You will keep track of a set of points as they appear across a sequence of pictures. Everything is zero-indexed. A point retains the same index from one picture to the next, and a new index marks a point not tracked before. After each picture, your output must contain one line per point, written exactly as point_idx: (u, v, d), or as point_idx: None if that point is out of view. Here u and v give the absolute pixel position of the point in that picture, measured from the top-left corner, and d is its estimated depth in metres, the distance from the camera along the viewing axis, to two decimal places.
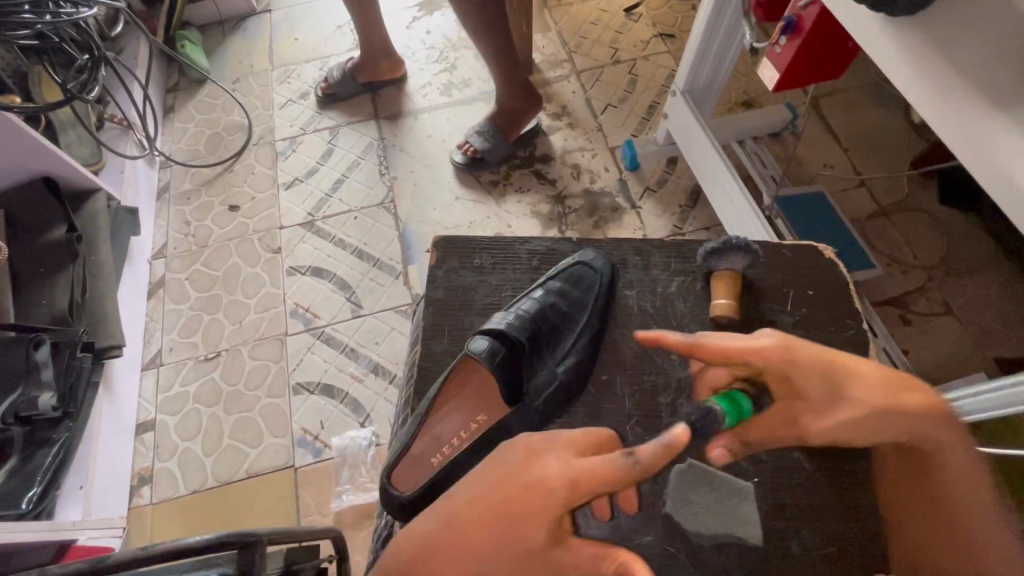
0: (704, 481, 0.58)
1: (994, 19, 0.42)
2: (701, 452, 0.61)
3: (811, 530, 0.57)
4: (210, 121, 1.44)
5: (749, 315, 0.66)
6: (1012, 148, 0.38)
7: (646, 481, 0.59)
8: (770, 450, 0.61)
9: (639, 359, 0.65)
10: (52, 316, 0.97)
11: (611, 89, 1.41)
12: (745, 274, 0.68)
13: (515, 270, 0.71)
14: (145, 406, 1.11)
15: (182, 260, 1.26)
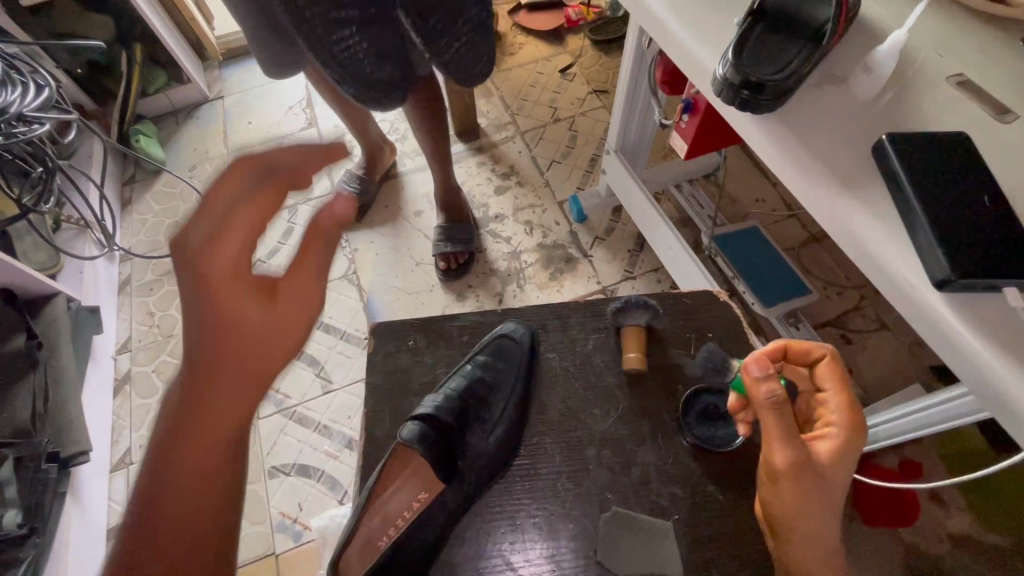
0: (628, 525, 0.58)
1: (837, 109, 0.50)
2: (626, 497, 0.60)
3: (736, 558, 0.56)
4: (169, 211, 1.47)
5: (657, 361, 0.69)
6: (861, 223, 0.45)
7: (580, 530, 0.58)
8: (689, 487, 0.60)
9: (564, 419, 0.65)
10: (14, 429, 0.96)
11: (553, 146, 1.50)
12: (651, 327, 0.71)
13: (450, 347, 0.73)
14: (116, 508, 1.09)
15: (148, 352, 1.26)
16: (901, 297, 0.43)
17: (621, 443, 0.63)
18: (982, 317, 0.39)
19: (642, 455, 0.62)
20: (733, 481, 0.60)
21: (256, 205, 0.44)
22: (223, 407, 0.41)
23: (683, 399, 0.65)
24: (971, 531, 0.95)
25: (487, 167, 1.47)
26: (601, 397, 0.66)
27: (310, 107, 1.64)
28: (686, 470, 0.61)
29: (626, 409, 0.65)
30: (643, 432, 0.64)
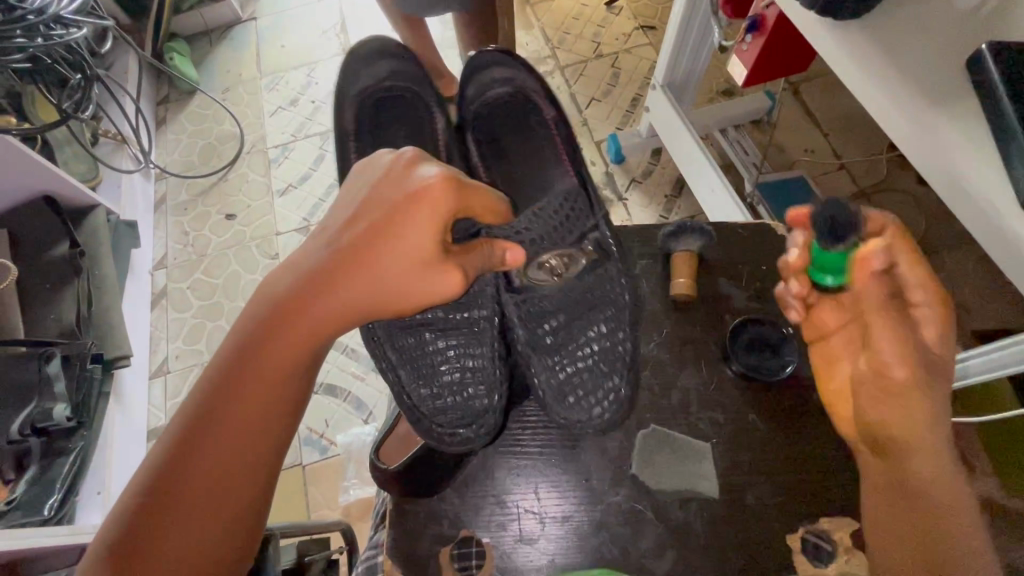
0: (666, 443, 0.58)
1: (932, 19, 0.46)
2: (663, 417, 0.60)
3: (769, 484, 0.56)
4: (202, 132, 1.46)
5: (704, 288, 0.66)
6: (948, 140, 0.42)
7: (615, 446, 0.58)
8: (727, 413, 0.60)
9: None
10: (61, 330, 1.01)
11: (594, 83, 1.43)
12: (703, 253, 0.67)
13: None
14: (156, 413, 1.15)
15: (183, 269, 1.29)
16: (984, 222, 0.41)
17: (662, 366, 0.62)
18: None
19: (683, 379, 0.61)
20: (774, 411, 0.59)
21: (403, 193, 0.43)
22: (274, 365, 0.42)
23: (732, 326, 0.63)
24: None
25: None
26: (648, 319, 0.65)
27: (343, 32, 1.58)
28: (728, 397, 0.60)
29: (668, 334, 0.64)
30: (686, 358, 0.62)
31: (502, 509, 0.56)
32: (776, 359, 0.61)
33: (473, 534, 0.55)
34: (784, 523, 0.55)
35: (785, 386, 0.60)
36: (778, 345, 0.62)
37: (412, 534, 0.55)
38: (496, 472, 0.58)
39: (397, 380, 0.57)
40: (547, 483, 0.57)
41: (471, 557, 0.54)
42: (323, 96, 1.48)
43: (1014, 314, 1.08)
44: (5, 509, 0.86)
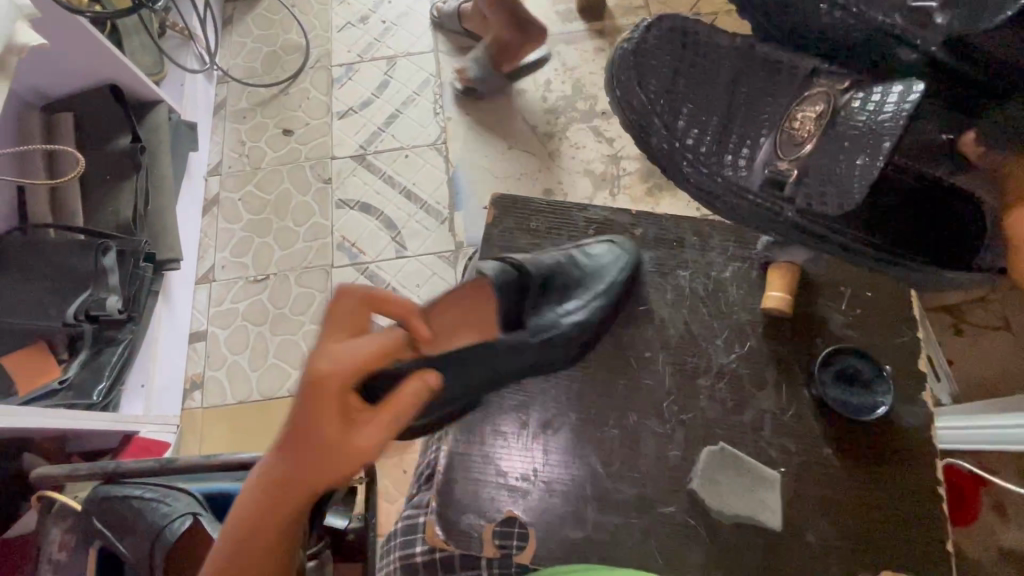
0: (731, 466, 0.60)
1: None
2: (732, 436, 0.63)
3: (828, 523, 0.60)
4: (268, 38, 1.41)
5: (802, 309, 0.67)
6: None
7: (676, 456, 0.62)
8: (802, 445, 0.62)
9: (684, 340, 0.67)
10: (118, 224, 1.03)
11: None
12: (804, 267, 0.67)
13: (571, 237, 0.71)
14: (198, 318, 1.17)
15: (236, 180, 1.28)
16: None
17: (739, 381, 0.65)
18: None
19: (759, 400, 0.64)
20: (850, 450, 0.61)
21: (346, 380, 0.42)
22: (247, 551, 0.41)
23: (824, 354, 0.64)
24: None
25: (605, 56, 1.32)
26: (732, 329, 0.67)
27: None
28: (806, 426, 0.62)
29: (753, 348, 0.66)
30: (765, 376, 0.65)
31: (549, 495, 0.61)
32: (867, 398, 0.62)
33: (515, 516, 0.59)
34: (842, 565, 0.59)
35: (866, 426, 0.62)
36: (870, 382, 0.63)
37: (459, 507, 0.59)
38: (516, 451, 0.62)
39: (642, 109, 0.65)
40: (563, 464, 0.62)
41: (512, 539, 0.58)
42: (394, 17, 1.40)
43: None
44: (59, 387, 0.90)
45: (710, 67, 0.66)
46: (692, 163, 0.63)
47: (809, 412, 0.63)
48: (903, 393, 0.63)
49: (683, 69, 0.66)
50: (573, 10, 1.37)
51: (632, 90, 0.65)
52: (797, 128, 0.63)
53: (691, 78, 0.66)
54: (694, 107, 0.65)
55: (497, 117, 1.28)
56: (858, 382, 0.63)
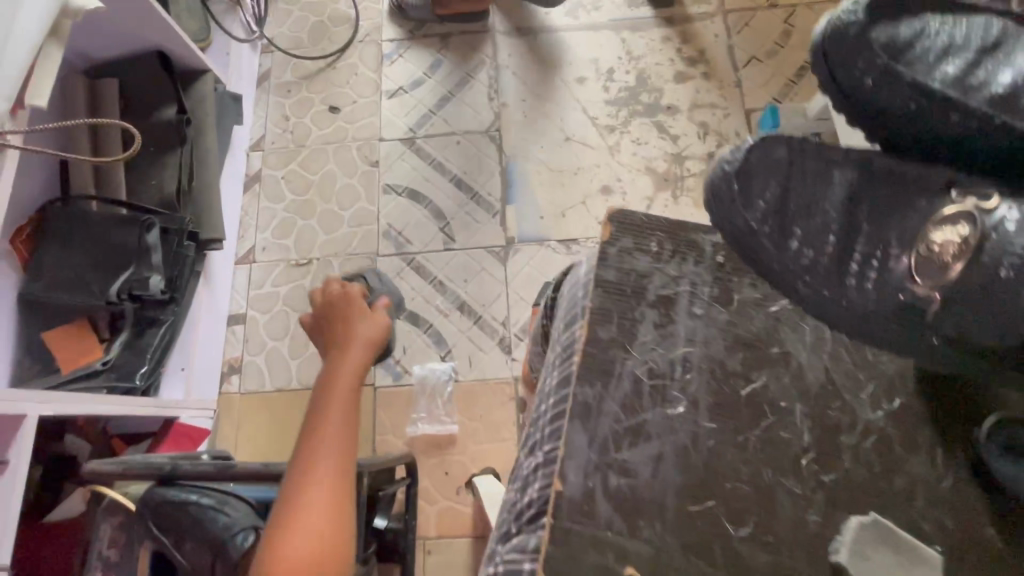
0: (889, 545, 0.46)
1: None
2: (886, 508, 0.49)
3: None
4: (315, 8, 1.34)
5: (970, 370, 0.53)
6: None
7: (815, 525, 0.48)
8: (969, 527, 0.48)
9: (826, 391, 0.52)
10: (161, 199, 0.98)
11: (760, 39, 1.23)
12: None
13: (699, 264, 0.55)
14: (237, 300, 1.14)
15: (279, 157, 1.23)
16: None
17: (890, 444, 0.51)
18: None
19: (913, 467, 0.50)
20: None
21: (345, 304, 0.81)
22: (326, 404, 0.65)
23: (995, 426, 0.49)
24: None
25: (673, 46, 1.24)
26: (881, 381, 0.53)
27: None
28: (971, 503, 0.49)
29: (905, 407, 0.52)
30: (917, 440, 0.51)
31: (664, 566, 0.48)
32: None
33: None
34: None
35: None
36: None
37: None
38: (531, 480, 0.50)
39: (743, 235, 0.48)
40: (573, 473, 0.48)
41: None
42: None
43: None
44: (101, 368, 0.87)
45: (822, 179, 0.46)
46: (809, 286, 0.47)
47: (972, 483, 0.50)
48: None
49: (789, 171, 0.47)
50: None
51: (729, 210, 0.47)
52: (938, 251, 0.40)
53: (795, 180, 0.46)
54: (807, 218, 0.46)
55: (555, 107, 1.21)
56: None
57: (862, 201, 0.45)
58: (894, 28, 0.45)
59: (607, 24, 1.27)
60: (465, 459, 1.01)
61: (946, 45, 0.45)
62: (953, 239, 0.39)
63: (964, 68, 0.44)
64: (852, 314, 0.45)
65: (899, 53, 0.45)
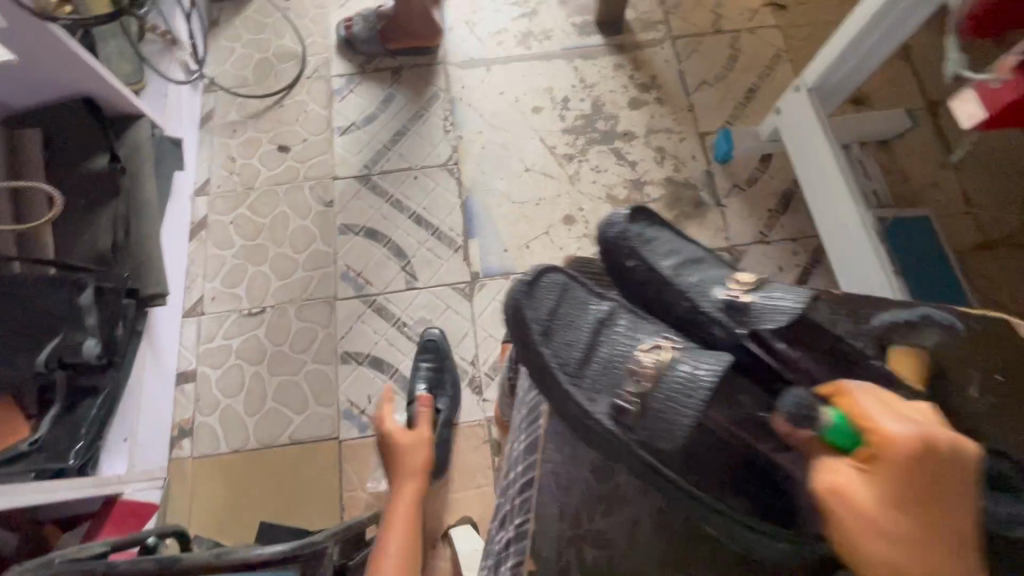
0: None
1: None
2: None
3: None
4: (259, 44, 1.29)
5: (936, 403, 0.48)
6: None
7: None
8: None
9: None
10: (93, 255, 0.91)
11: (708, 63, 1.26)
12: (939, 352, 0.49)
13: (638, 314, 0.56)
14: (186, 356, 1.06)
15: (226, 201, 1.17)
16: None
17: None
18: None
19: None
20: None
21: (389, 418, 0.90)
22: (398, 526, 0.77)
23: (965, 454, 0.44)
24: None
25: (624, 72, 1.25)
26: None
27: None
28: None
29: None
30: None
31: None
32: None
33: None
34: None
35: None
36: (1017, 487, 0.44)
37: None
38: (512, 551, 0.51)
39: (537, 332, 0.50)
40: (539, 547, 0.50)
41: None
42: None
43: None
44: (28, 450, 0.78)
45: (580, 307, 0.52)
46: (566, 391, 0.46)
47: None
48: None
49: (566, 298, 0.53)
50: (590, 23, 1.30)
51: (520, 313, 0.51)
52: (640, 371, 0.44)
53: (573, 308, 0.52)
54: (564, 334, 0.51)
55: (513, 138, 1.20)
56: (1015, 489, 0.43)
57: (607, 327, 0.51)
58: (646, 227, 0.62)
59: (555, 54, 1.27)
60: (440, 510, 0.96)
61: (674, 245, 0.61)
62: (652, 358, 0.44)
63: (677, 266, 0.58)
64: (584, 423, 0.45)
65: (644, 245, 0.59)
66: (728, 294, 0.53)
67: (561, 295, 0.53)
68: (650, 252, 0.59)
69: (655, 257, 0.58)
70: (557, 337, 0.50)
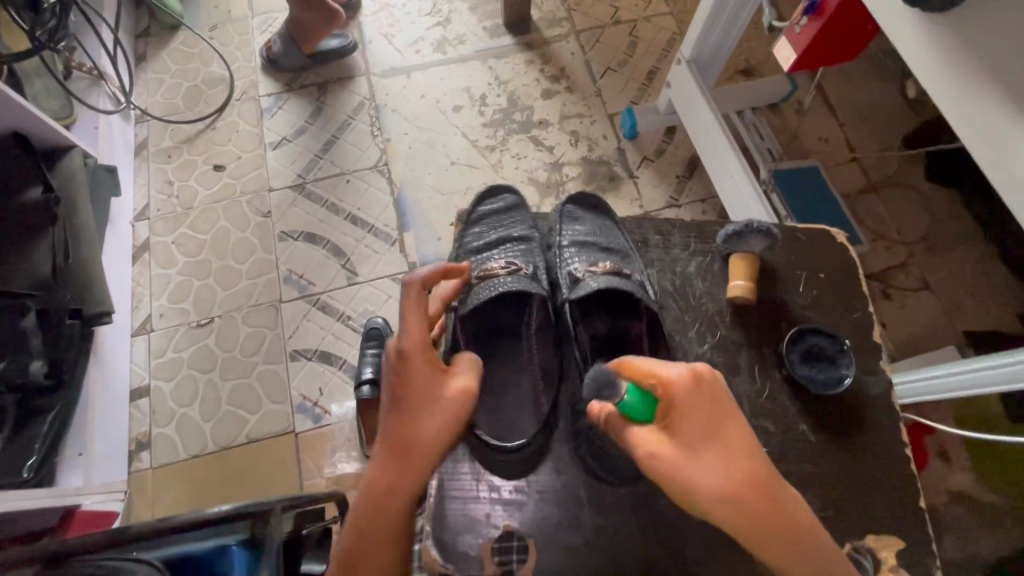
0: None
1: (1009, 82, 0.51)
2: None
3: (813, 494, 0.55)
4: (187, 73, 1.35)
5: (769, 300, 0.63)
6: None
7: None
8: (779, 423, 0.58)
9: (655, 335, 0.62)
10: (34, 281, 0.92)
11: (610, 51, 1.37)
12: (762, 255, 0.64)
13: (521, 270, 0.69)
14: (138, 372, 1.10)
15: (167, 222, 1.21)
16: None
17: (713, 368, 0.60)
18: None
19: (735, 384, 0.60)
20: (827, 424, 0.58)
21: (439, 380, 0.50)
22: (377, 524, 0.46)
23: (788, 335, 0.60)
24: (971, 490, 0.98)
25: (535, 67, 1.35)
26: (703, 319, 0.63)
27: None
28: (783, 407, 0.59)
29: (722, 337, 0.62)
30: (739, 363, 0.61)
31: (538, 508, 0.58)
32: (832, 371, 0.59)
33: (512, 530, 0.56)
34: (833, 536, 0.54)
35: (840, 399, 0.59)
36: (833, 357, 0.60)
37: (451, 529, 0.57)
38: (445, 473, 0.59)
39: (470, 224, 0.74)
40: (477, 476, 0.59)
41: (511, 553, 0.54)
42: None
43: (1006, 315, 1.11)
44: None
45: (502, 222, 0.74)
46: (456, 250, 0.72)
47: (786, 391, 0.59)
48: (865, 363, 0.60)
49: (508, 208, 0.75)
50: (500, 26, 1.40)
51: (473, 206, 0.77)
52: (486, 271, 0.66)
53: (506, 219, 0.74)
54: (486, 228, 0.74)
55: (437, 135, 1.28)
56: (819, 355, 0.60)
57: (500, 241, 0.71)
58: (592, 210, 0.73)
59: (470, 56, 1.37)
60: None
61: (602, 229, 0.71)
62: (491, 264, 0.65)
63: (576, 240, 0.69)
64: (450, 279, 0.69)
65: (571, 211, 0.73)
66: (578, 270, 0.64)
67: (492, 218, 0.74)
68: (572, 224, 0.71)
69: (569, 230, 0.71)
70: (486, 219, 0.75)
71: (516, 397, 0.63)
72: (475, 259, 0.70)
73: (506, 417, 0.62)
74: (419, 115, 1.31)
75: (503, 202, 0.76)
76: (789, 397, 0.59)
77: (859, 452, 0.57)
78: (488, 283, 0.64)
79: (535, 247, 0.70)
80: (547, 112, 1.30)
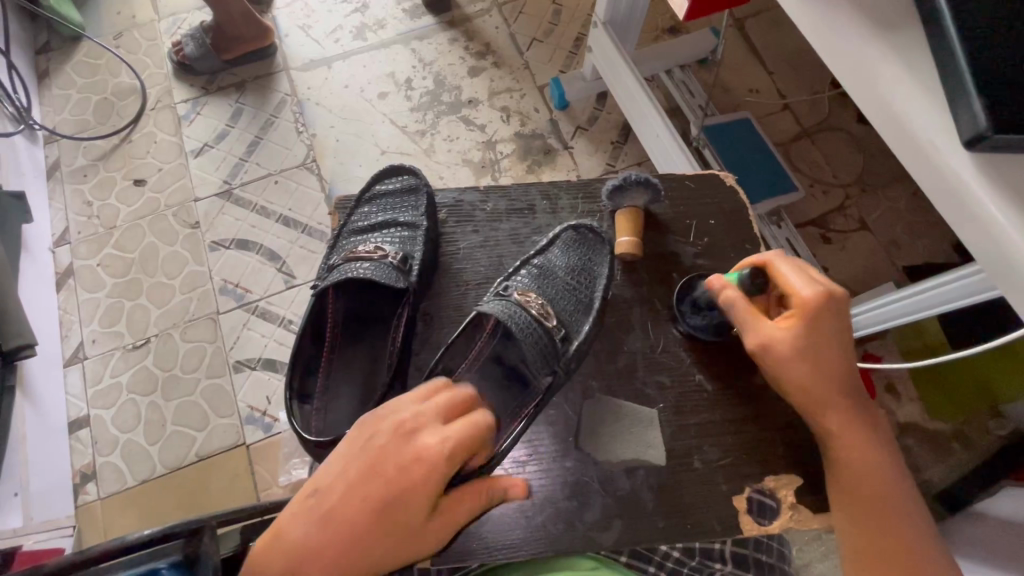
0: (609, 411, 0.57)
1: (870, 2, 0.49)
2: (622, 386, 0.58)
3: (714, 443, 0.55)
4: (95, 86, 1.28)
5: (662, 255, 0.63)
6: (929, 125, 0.45)
7: (562, 419, 0.57)
8: (676, 376, 0.58)
9: None
10: None
11: (534, 21, 1.34)
12: (649, 209, 0.64)
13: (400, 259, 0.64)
14: (75, 403, 1.05)
15: (89, 245, 1.16)
16: (925, 167, 0.46)
17: (607, 329, 0.60)
18: (1012, 188, 0.42)
19: (631, 342, 0.60)
20: (724, 372, 0.58)
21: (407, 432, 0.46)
22: None
23: (679, 286, 0.61)
24: (917, 420, 1.00)
25: (460, 45, 1.32)
26: None
27: None
28: (688, 361, 0.58)
29: (614, 296, 0.61)
30: (632, 319, 0.60)
31: None
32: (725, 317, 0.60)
33: None
34: (738, 483, 0.54)
35: (738, 345, 0.59)
36: None
37: None
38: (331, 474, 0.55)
39: (363, 203, 0.70)
40: None
41: None
42: None
43: (941, 245, 1.13)
44: None
45: (394, 204, 0.68)
46: (344, 224, 0.69)
47: (690, 343, 0.59)
48: None
49: (405, 189, 0.69)
50: (419, 6, 1.36)
51: (375, 181, 0.71)
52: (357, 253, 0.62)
53: (401, 202, 0.68)
54: (378, 207, 0.69)
55: (363, 125, 1.24)
56: None
57: (383, 223, 0.66)
58: (494, 203, 0.66)
59: (391, 40, 1.32)
60: None
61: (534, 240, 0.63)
62: (361, 250, 0.62)
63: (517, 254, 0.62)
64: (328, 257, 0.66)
65: (469, 203, 0.66)
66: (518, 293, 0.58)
67: (386, 204, 0.68)
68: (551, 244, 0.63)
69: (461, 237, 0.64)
70: (381, 199, 0.69)
71: (352, 385, 0.59)
72: (354, 240, 0.66)
73: (336, 405, 0.58)
74: (343, 105, 1.26)
75: (403, 184, 0.69)
76: (689, 350, 0.59)
77: (752, 394, 0.57)
78: (347, 265, 0.60)
79: (419, 236, 0.63)
80: (475, 91, 1.27)
